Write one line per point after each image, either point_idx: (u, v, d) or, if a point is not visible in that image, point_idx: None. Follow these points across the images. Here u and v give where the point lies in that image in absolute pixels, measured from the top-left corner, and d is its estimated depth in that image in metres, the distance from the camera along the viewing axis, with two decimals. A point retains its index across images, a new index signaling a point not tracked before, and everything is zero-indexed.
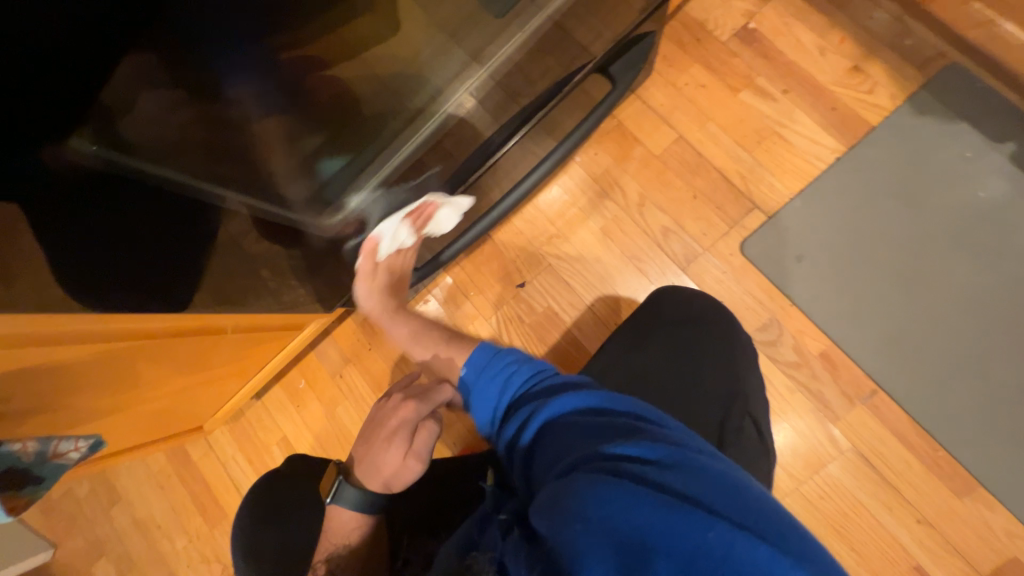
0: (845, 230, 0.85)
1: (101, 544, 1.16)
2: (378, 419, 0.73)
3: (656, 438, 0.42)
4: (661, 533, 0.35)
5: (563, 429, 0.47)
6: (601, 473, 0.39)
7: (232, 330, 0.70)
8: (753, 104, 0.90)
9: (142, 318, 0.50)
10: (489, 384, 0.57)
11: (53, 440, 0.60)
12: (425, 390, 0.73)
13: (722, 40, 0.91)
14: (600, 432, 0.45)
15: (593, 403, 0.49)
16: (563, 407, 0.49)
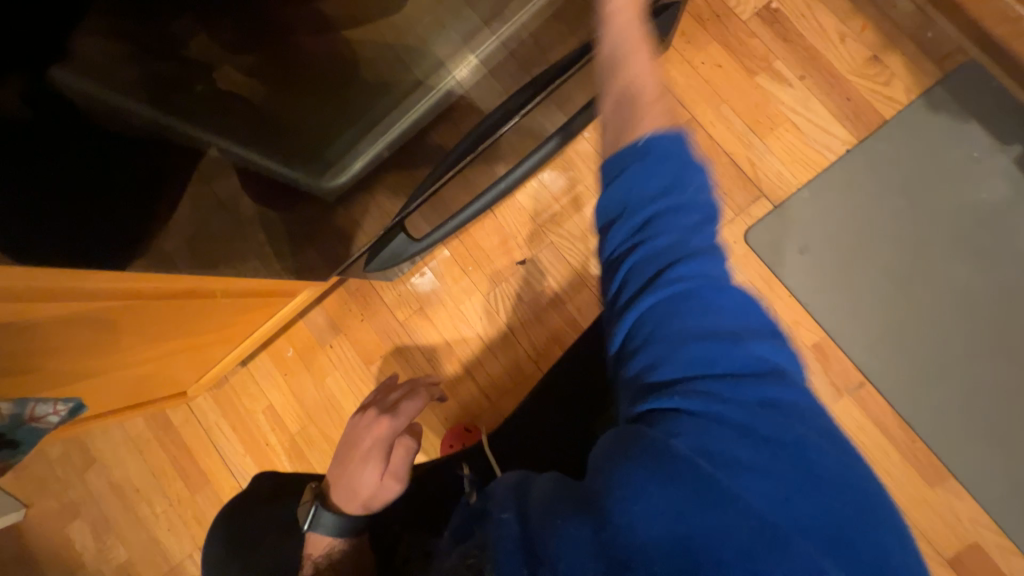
0: (848, 224, 0.85)
1: (76, 506, 1.14)
2: (344, 443, 0.62)
3: (754, 399, 0.37)
4: (724, 526, 0.33)
5: (673, 329, 0.38)
6: (677, 432, 0.36)
7: (221, 296, 0.67)
8: (769, 89, 0.88)
9: (127, 279, 0.47)
10: (657, 169, 0.40)
11: (31, 403, 0.56)
12: (397, 404, 0.64)
13: (744, 18, 0.88)
14: (705, 354, 0.37)
15: (719, 313, 0.39)
16: (687, 307, 0.38)
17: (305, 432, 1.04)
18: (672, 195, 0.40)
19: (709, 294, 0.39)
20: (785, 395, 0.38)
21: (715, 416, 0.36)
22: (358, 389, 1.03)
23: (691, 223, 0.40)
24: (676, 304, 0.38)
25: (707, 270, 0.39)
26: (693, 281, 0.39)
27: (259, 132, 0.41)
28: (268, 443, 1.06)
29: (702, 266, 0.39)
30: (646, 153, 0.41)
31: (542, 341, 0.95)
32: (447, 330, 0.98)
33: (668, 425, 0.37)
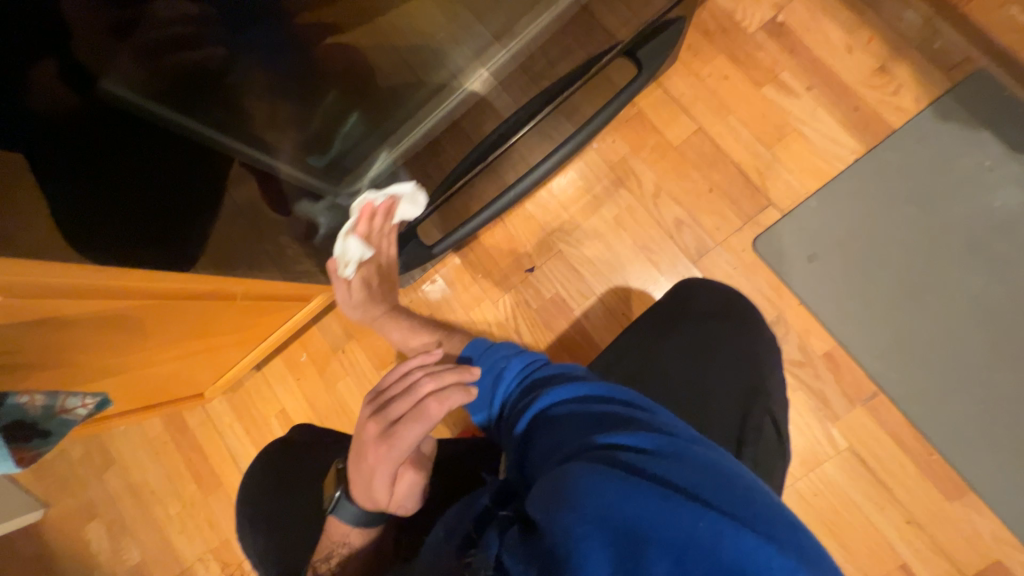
0: (858, 232, 0.85)
1: (93, 505, 1.17)
2: (355, 448, 0.58)
3: (645, 426, 0.43)
4: (649, 519, 0.35)
5: (559, 414, 0.48)
6: (596, 458, 0.40)
7: (242, 299, 0.70)
8: (776, 100, 0.89)
9: (156, 278, 0.49)
10: (486, 369, 0.58)
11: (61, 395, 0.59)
12: (401, 426, 0.53)
13: (750, 32, 0.90)
14: (598, 411, 0.46)
15: (599, 391, 0.49)
16: (564, 395, 0.49)
17: None
18: (523, 366, 0.57)
19: (586, 381, 0.50)
20: (669, 422, 0.45)
21: (618, 444, 0.42)
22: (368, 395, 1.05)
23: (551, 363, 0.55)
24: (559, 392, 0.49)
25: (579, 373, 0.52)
26: (564, 380, 0.51)
27: (283, 141, 0.43)
28: None
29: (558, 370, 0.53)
30: (468, 361, 0.60)
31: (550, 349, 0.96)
32: None
33: (589, 455, 0.41)
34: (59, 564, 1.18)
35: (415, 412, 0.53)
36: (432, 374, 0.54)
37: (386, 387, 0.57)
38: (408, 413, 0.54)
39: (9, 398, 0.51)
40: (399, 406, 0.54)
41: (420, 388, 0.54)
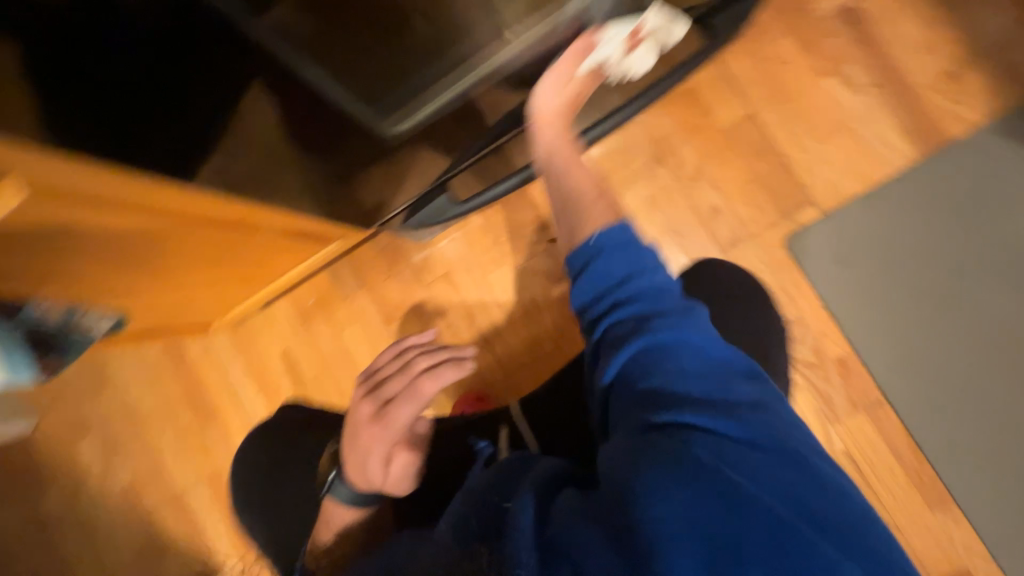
0: (893, 242, 0.83)
1: (86, 422, 1.17)
2: (348, 432, 0.55)
3: (750, 414, 0.40)
4: (745, 525, 0.35)
5: (662, 366, 0.42)
6: (694, 443, 0.38)
7: (262, 231, 0.67)
8: (835, 93, 0.85)
9: (183, 196, 0.46)
10: (618, 259, 0.46)
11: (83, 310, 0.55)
12: (395, 403, 0.53)
13: (821, 16, 0.85)
14: (698, 377, 0.41)
15: (704, 349, 0.43)
16: (671, 351, 0.42)
17: (317, 381, 1.06)
18: (634, 281, 0.46)
19: (693, 327, 0.43)
20: (774, 412, 0.42)
21: (720, 430, 0.39)
22: (375, 346, 1.04)
23: (660, 280, 0.46)
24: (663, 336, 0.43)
25: (685, 310, 0.45)
26: (673, 318, 0.43)
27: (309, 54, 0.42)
28: (279, 387, 1.08)
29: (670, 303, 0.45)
30: (603, 246, 0.47)
31: (565, 322, 0.95)
32: (471, 299, 0.98)
33: (688, 439, 0.38)
34: (50, 475, 1.19)
35: (409, 389, 0.53)
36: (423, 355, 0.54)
37: (383, 363, 0.56)
38: (399, 386, 0.53)
39: (25, 304, 0.48)
40: (394, 379, 0.54)
41: (413, 366, 0.54)
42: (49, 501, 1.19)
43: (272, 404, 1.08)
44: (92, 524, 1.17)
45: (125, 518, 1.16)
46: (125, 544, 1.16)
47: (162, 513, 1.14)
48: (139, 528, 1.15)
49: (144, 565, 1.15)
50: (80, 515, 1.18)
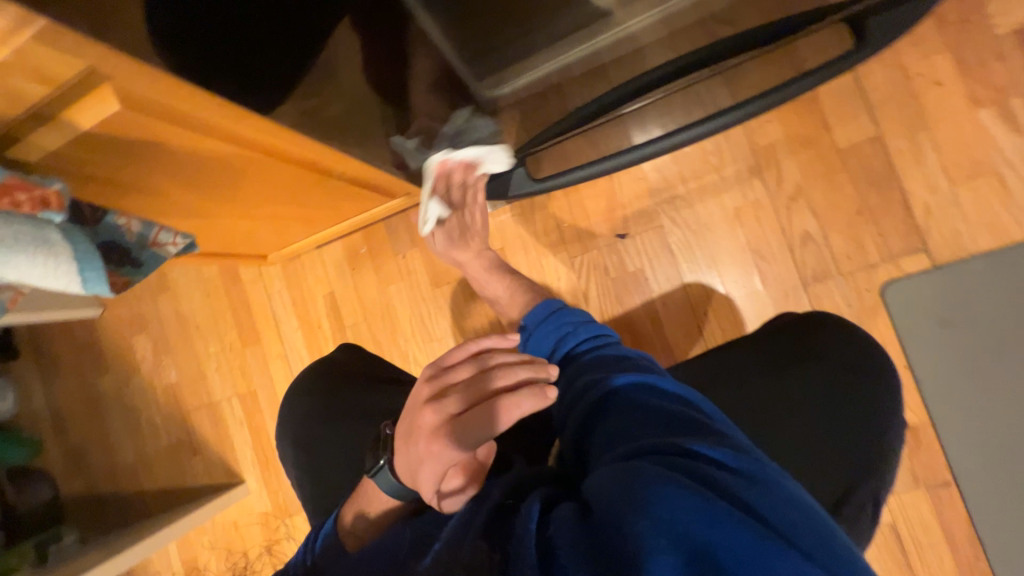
0: (1015, 313, 0.72)
1: (144, 319, 1.25)
2: (405, 427, 0.49)
3: (730, 442, 0.39)
4: (739, 547, 0.31)
5: (629, 405, 0.44)
6: (683, 462, 0.36)
7: (333, 176, 0.65)
8: (987, 129, 0.73)
9: (266, 129, 0.44)
10: (550, 332, 0.60)
11: (155, 227, 0.55)
12: (466, 419, 0.45)
13: (997, 34, 0.72)
14: (675, 410, 0.43)
15: (666, 392, 0.45)
16: (635, 390, 0.45)
17: (356, 328, 1.08)
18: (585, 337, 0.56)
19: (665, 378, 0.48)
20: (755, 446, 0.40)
21: (704, 454, 0.37)
22: (418, 307, 1.04)
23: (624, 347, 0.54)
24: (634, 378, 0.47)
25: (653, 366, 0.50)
26: (641, 368, 0.49)
27: None
28: (320, 326, 1.11)
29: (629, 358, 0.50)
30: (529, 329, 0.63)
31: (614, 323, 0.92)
32: None
33: (678, 458, 0.37)
34: (108, 360, 1.29)
35: (482, 407, 0.45)
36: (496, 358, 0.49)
37: (450, 360, 0.50)
38: (467, 378, 0.48)
39: (107, 214, 0.49)
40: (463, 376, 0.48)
41: (496, 378, 0.47)
42: (104, 383, 1.30)
43: (311, 340, 1.12)
44: (136, 412, 1.28)
45: (165, 413, 1.25)
46: (162, 436, 1.26)
47: (197, 417, 1.23)
48: (176, 426, 1.25)
49: (175, 459, 1.25)
50: (128, 401, 1.28)
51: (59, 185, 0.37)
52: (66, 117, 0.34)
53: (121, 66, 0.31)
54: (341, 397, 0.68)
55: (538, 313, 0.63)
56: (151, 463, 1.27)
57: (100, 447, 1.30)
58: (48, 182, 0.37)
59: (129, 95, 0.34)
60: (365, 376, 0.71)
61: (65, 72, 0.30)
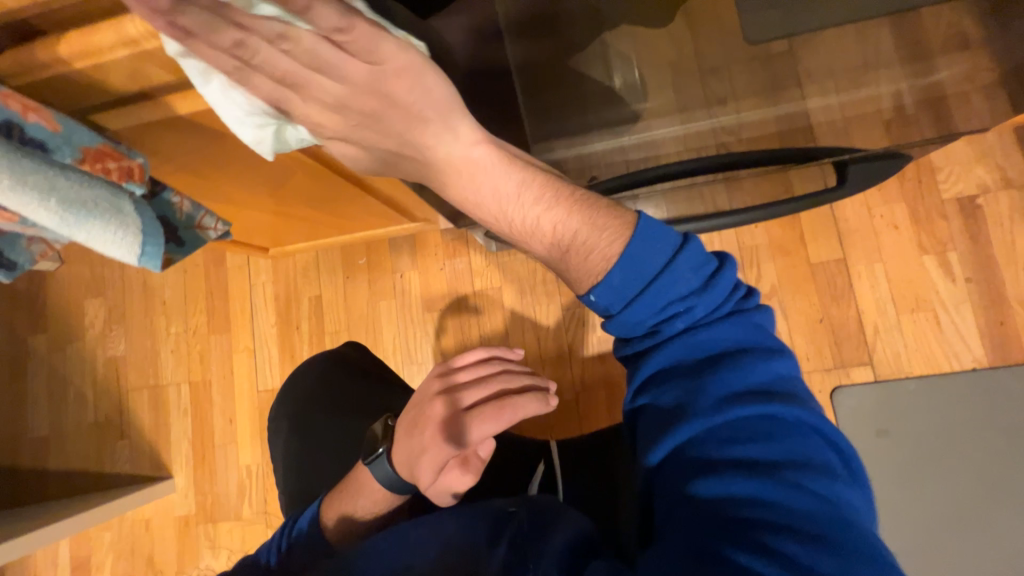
0: (937, 434, 0.83)
1: (104, 284, 1.18)
2: (411, 416, 0.53)
3: (819, 543, 0.33)
4: None
5: (713, 461, 0.37)
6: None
7: (368, 190, 0.68)
8: (930, 272, 0.86)
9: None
10: (648, 303, 0.40)
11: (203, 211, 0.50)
12: (472, 415, 0.48)
13: (943, 197, 0.86)
14: (758, 485, 0.35)
15: (767, 442, 0.36)
16: (726, 440, 0.37)
17: (337, 336, 1.07)
18: (694, 333, 0.40)
19: (771, 423, 0.37)
20: (852, 539, 0.34)
21: (779, 560, 0.33)
22: (404, 327, 1.05)
23: (738, 339, 0.40)
24: (722, 427, 0.37)
25: (766, 387, 0.38)
26: (743, 398, 0.38)
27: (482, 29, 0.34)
28: (299, 328, 1.09)
29: (741, 377, 0.38)
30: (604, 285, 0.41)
31: (592, 378, 0.98)
32: (513, 321, 1.01)
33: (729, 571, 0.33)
34: (49, 319, 1.19)
35: (490, 406, 0.48)
36: (504, 367, 0.53)
37: (456, 365, 0.54)
38: (472, 383, 0.51)
39: (163, 191, 0.46)
40: (468, 378, 0.52)
41: (505, 383, 0.50)
42: (37, 342, 1.19)
43: (285, 340, 1.09)
44: (65, 381, 1.17)
45: (100, 388, 1.15)
46: (89, 412, 1.15)
47: (136, 398, 1.14)
48: (108, 403, 1.15)
49: (97, 440, 1.14)
50: (59, 368, 1.17)
51: (142, 157, 0.40)
52: (166, 99, 0.37)
53: None
54: (347, 390, 0.68)
55: (618, 270, 0.40)
56: (65, 440, 1.15)
57: (11, 412, 1.17)
58: (135, 155, 0.39)
59: None
60: (373, 377, 0.70)
61: (192, 67, 0.34)
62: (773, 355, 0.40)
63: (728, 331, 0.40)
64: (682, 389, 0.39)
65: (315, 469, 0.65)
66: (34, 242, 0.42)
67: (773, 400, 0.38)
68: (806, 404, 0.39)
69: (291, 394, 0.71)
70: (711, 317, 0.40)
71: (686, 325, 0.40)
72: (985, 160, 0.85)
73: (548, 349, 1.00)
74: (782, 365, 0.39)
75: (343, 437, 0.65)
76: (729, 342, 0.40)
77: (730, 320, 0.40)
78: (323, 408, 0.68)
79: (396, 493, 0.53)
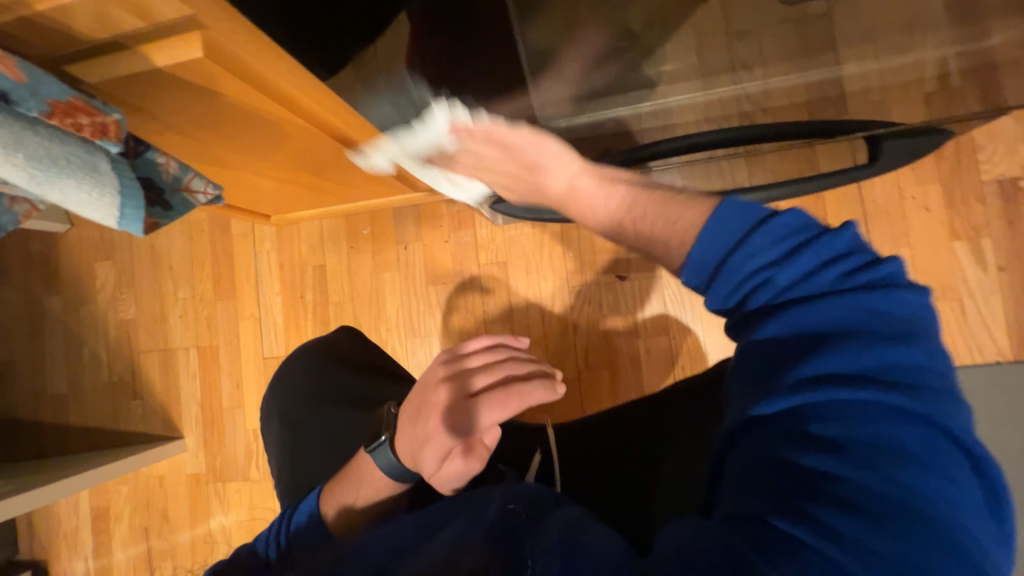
0: None
1: (112, 246, 1.19)
2: (414, 405, 0.51)
3: (927, 540, 0.27)
4: None
5: (816, 430, 0.31)
6: (786, 562, 0.28)
7: (369, 158, 0.66)
8: (960, 259, 0.81)
9: (320, 100, 0.45)
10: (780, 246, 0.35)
11: (191, 173, 0.50)
12: (479, 403, 0.47)
13: (982, 178, 0.80)
14: (843, 469, 0.29)
15: (892, 424, 0.30)
16: (841, 413, 0.30)
17: (340, 306, 1.07)
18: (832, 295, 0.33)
19: (906, 412, 0.30)
20: (971, 541, 0.28)
21: (868, 544, 0.28)
22: (407, 299, 1.04)
23: (845, 308, 0.32)
24: (815, 407, 0.31)
25: (877, 372, 0.31)
26: (875, 383, 0.31)
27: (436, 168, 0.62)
28: (303, 297, 1.09)
29: (880, 353, 0.31)
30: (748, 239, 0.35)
31: (595, 357, 0.96)
32: (517, 296, 1.00)
33: (784, 559, 0.28)
34: (62, 281, 1.21)
35: (498, 392, 0.47)
36: (511, 358, 0.51)
37: (459, 352, 0.52)
38: (477, 370, 0.50)
39: (147, 151, 0.44)
40: (473, 365, 0.51)
41: (511, 370, 0.49)
42: (51, 302, 1.21)
43: (290, 308, 1.09)
44: (79, 341, 1.19)
45: (112, 350, 1.18)
46: (103, 373, 1.18)
47: (148, 361, 1.16)
48: (121, 363, 1.18)
49: (111, 399, 1.17)
50: (73, 329, 1.20)
51: (119, 114, 0.38)
52: (143, 50, 0.35)
53: (213, 13, 0.31)
54: (349, 380, 0.67)
55: (701, 245, 0.37)
56: (82, 399, 1.19)
57: (29, 370, 1.21)
58: (109, 111, 0.37)
59: (214, 44, 0.34)
60: (373, 370, 0.69)
61: (167, 14, 0.32)
62: (904, 337, 0.31)
63: (875, 301, 0.32)
64: (803, 355, 0.32)
65: (312, 455, 0.63)
66: (17, 201, 0.41)
67: (909, 381, 0.31)
68: (938, 393, 0.31)
69: (293, 381, 0.70)
70: (862, 290, 0.32)
71: (807, 300, 0.33)
72: None
73: (552, 326, 0.98)
74: (911, 348, 0.31)
75: (342, 427, 0.63)
76: (878, 311, 0.32)
77: (848, 292, 0.33)
78: (324, 396, 0.66)
79: (397, 481, 0.52)
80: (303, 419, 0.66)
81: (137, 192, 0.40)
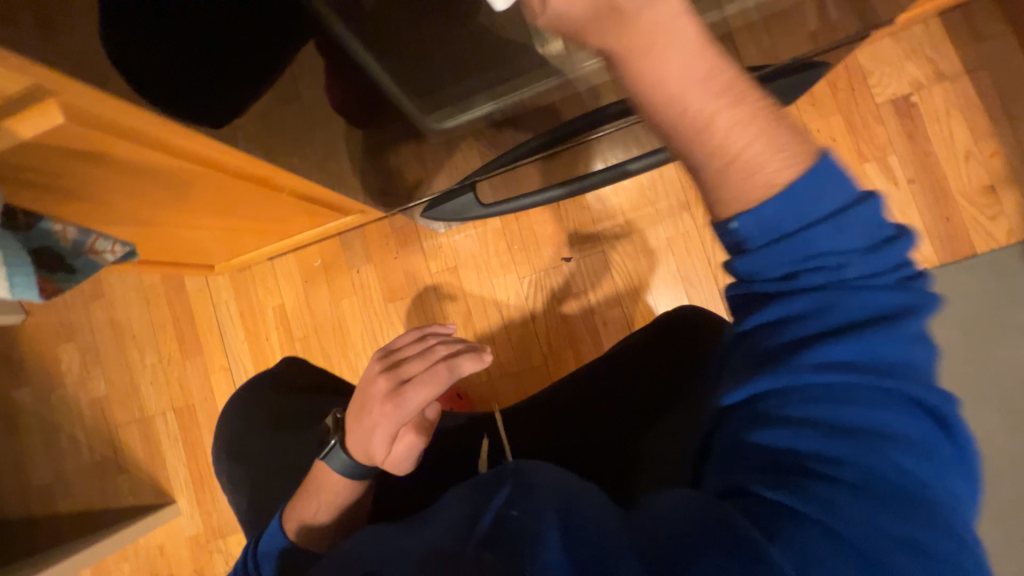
0: None
1: (71, 328, 1.18)
2: (357, 402, 0.53)
3: (902, 508, 0.30)
4: None
5: (809, 413, 0.31)
6: (773, 530, 0.31)
7: (284, 190, 0.68)
8: (873, 179, 0.85)
9: (204, 142, 0.47)
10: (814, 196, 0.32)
11: (93, 235, 0.56)
12: (413, 384, 0.50)
13: (877, 102, 0.85)
14: (831, 451, 0.31)
15: (879, 404, 0.31)
16: (836, 398, 0.31)
17: (306, 341, 1.08)
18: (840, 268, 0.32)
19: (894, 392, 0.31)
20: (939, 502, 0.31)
21: (844, 514, 0.30)
22: (370, 321, 1.05)
23: (850, 289, 0.32)
24: (800, 395, 0.32)
25: (875, 356, 0.31)
26: (869, 365, 0.31)
27: None
28: (269, 339, 1.10)
29: (879, 337, 0.31)
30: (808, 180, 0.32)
31: (559, 340, 0.98)
32: (474, 297, 1.01)
33: (779, 531, 0.30)
34: (27, 372, 1.20)
35: (431, 373, 0.50)
36: (444, 342, 0.52)
37: (395, 343, 0.54)
38: (412, 356, 0.52)
39: (41, 221, 0.49)
40: (408, 352, 0.53)
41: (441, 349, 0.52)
42: (20, 395, 1.20)
43: (257, 353, 1.10)
44: (55, 428, 1.18)
45: (90, 430, 1.17)
46: (85, 454, 1.17)
47: (127, 433, 1.16)
48: (101, 442, 1.17)
49: (97, 479, 1.16)
50: (47, 417, 1.19)
51: None
52: (6, 125, 0.36)
53: (58, 80, 0.33)
54: (303, 402, 0.68)
55: (776, 200, 0.32)
56: (69, 485, 1.17)
57: (10, 466, 1.20)
58: None
59: (72, 108, 0.36)
60: (325, 390, 0.69)
61: (13, 88, 0.33)
62: (890, 321, 0.31)
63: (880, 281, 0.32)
64: (801, 339, 0.32)
65: (278, 481, 0.64)
66: None
67: (898, 366, 0.31)
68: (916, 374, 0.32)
69: (249, 413, 0.70)
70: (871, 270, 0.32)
71: (828, 276, 0.32)
72: (916, 55, 0.83)
73: (512, 319, 1.00)
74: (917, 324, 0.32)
75: (301, 450, 0.63)
76: (882, 292, 0.32)
77: (866, 278, 0.32)
78: (281, 424, 0.67)
79: (355, 481, 0.54)
80: (264, 448, 0.67)
81: (27, 266, 0.44)
